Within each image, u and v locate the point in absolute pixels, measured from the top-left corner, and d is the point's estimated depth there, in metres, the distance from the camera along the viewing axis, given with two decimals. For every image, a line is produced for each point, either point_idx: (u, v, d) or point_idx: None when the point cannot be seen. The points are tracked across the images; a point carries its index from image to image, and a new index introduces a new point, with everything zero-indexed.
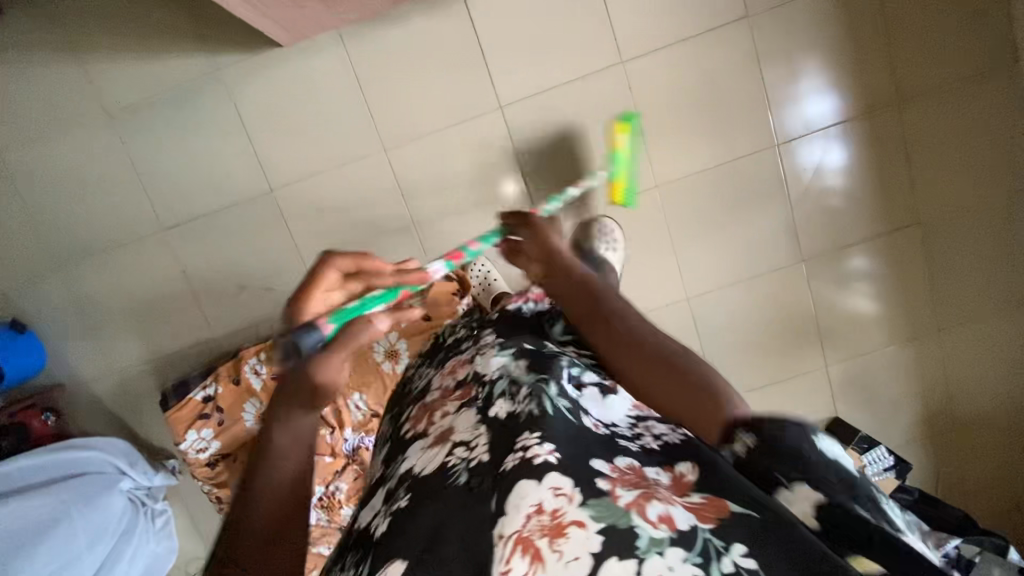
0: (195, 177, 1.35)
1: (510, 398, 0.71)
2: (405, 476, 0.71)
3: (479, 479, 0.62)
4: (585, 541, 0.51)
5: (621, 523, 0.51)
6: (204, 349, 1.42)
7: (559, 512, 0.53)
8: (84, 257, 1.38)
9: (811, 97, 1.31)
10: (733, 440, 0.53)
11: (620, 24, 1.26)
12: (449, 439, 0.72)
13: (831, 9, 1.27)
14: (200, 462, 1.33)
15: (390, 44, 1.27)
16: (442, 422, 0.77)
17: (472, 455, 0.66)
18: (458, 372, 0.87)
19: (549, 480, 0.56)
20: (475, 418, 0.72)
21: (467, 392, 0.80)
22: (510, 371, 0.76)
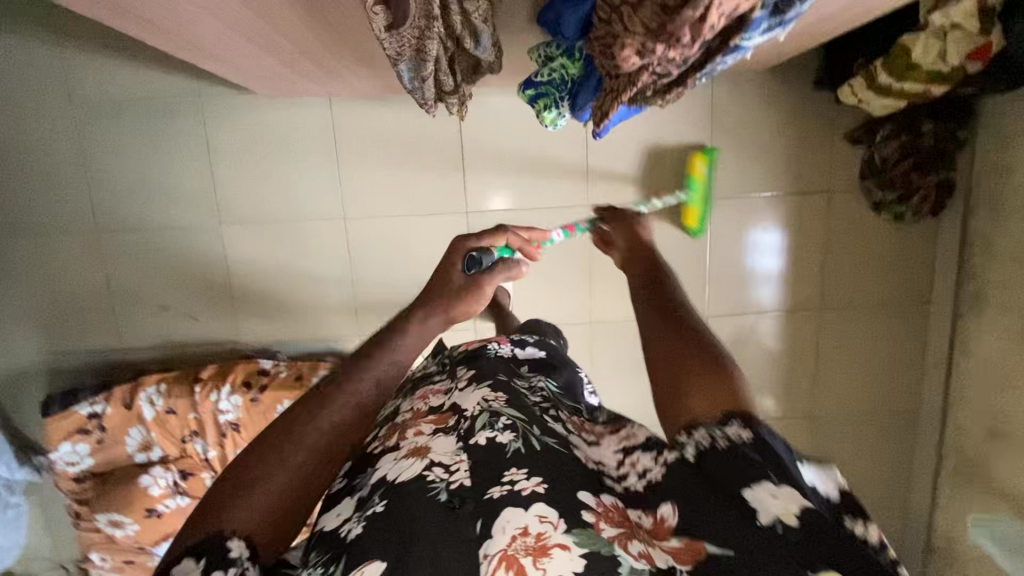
0: (145, 189, 1.31)
1: (491, 426, 0.65)
2: (377, 486, 0.61)
3: (461, 500, 0.58)
4: (569, 562, 0.50)
5: (602, 550, 0.51)
6: (108, 355, 1.38)
7: (543, 536, 0.52)
8: (6, 238, 1.33)
9: (751, 258, 1.37)
10: (723, 427, 0.57)
11: (595, 172, 1.32)
12: (425, 455, 0.64)
13: (791, 213, 1.35)
14: (67, 474, 1.29)
15: (377, 125, 1.28)
16: (414, 440, 0.68)
17: (453, 479, 0.60)
18: (431, 400, 0.79)
19: (536, 508, 0.54)
20: (456, 443, 0.65)
21: (443, 418, 0.72)
22: (490, 406, 0.70)
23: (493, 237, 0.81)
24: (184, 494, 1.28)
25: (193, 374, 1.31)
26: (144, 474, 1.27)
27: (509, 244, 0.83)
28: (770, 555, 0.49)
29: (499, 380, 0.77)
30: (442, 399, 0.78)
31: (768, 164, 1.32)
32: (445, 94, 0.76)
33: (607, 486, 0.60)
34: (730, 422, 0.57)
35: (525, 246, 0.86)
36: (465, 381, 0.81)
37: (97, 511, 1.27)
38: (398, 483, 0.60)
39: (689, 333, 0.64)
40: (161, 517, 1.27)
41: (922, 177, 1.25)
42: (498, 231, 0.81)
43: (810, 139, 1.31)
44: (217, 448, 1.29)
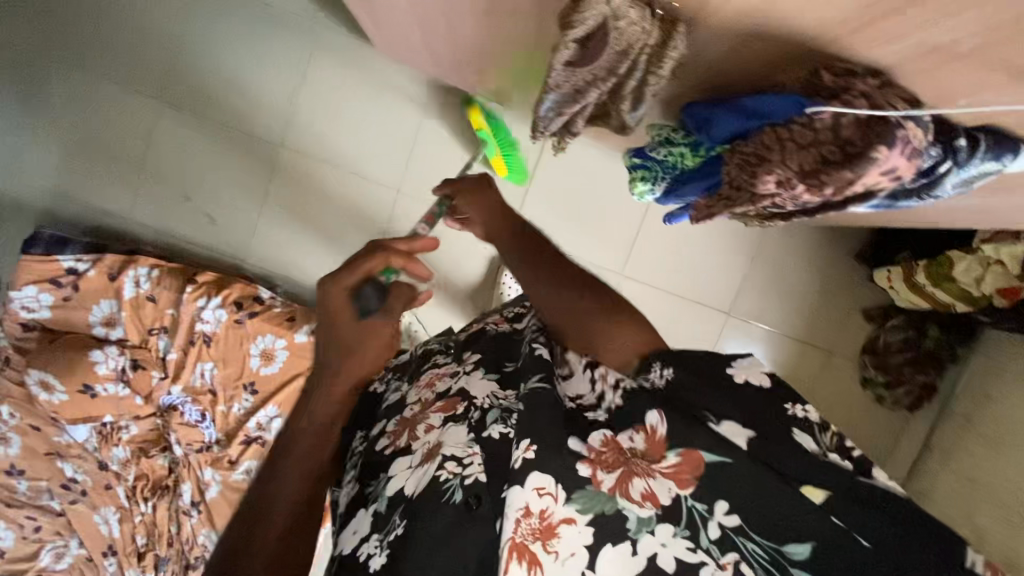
0: (224, 83, 1.30)
1: (503, 421, 0.66)
2: (396, 499, 0.64)
3: (477, 499, 0.60)
4: (580, 536, 0.56)
5: (607, 509, 0.57)
6: (110, 220, 1.34)
7: (547, 513, 0.56)
8: (67, 71, 1.30)
9: None
10: (650, 371, 0.67)
11: (640, 246, 1.35)
12: (437, 454, 0.65)
13: (790, 356, 1.42)
14: (15, 317, 1.22)
15: (465, 119, 1.31)
16: (427, 437, 0.69)
17: (466, 474, 0.62)
18: (437, 384, 0.78)
19: (532, 481, 0.57)
20: (468, 435, 0.66)
21: (450, 406, 0.71)
22: (500, 403, 0.70)
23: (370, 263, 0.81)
24: (126, 385, 1.24)
25: (189, 273, 1.26)
26: (96, 349, 1.21)
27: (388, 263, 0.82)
28: (766, 473, 0.57)
29: (511, 372, 0.75)
30: (449, 381, 0.77)
31: (788, 306, 1.40)
32: (571, 120, 0.78)
33: (596, 424, 0.65)
34: (652, 367, 0.67)
35: (409, 260, 0.83)
36: (471, 366, 0.79)
37: (31, 367, 1.20)
38: (414, 495, 0.63)
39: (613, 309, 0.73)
40: (94, 399, 1.22)
41: (914, 373, 1.34)
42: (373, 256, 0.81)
43: (833, 300, 1.40)
44: (179, 353, 1.26)
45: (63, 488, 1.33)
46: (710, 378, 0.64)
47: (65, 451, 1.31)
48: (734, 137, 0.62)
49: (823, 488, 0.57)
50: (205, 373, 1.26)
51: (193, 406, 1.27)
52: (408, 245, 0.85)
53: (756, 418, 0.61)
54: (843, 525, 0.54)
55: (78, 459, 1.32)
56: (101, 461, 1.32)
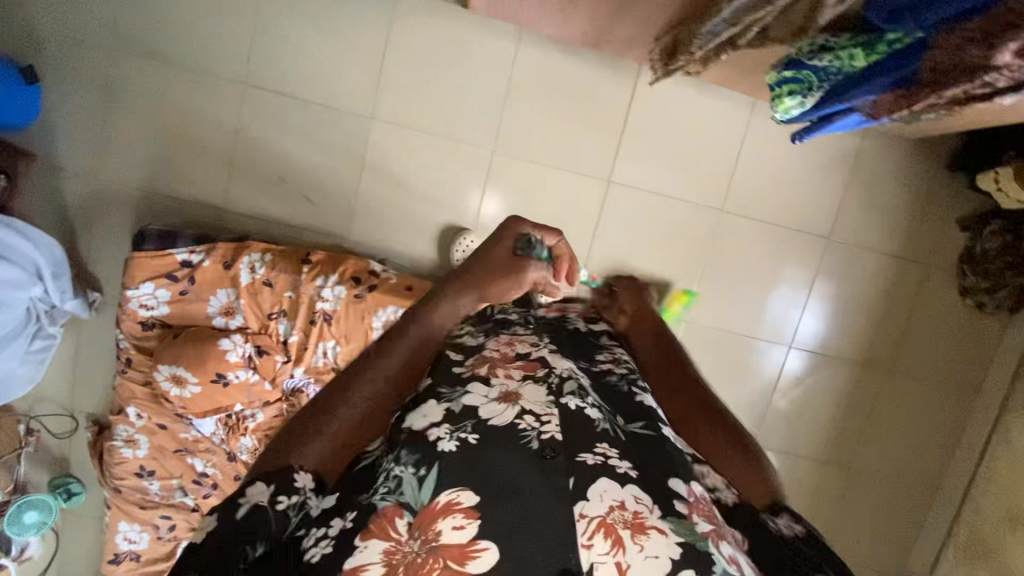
0: (309, 61, 1.28)
1: (580, 396, 0.65)
2: (468, 411, 0.60)
3: (552, 451, 0.58)
4: (664, 548, 0.51)
5: (698, 544, 0.52)
6: (208, 211, 1.32)
7: (641, 516, 0.53)
8: (147, 62, 1.27)
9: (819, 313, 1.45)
10: (777, 517, 0.60)
11: (737, 180, 1.37)
12: (517, 401, 0.62)
13: (889, 273, 1.44)
14: (135, 317, 1.21)
15: (556, 71, 1.30)
16: (504, 381, 0.65)
17: (545, 429, 0.59)
18: (517, 346, 0.74)
19: (631, 488, 0.55)
20: (547, 396, 0.63)
21: (531, 366, 0.69)
22: (577, 377, 0.70)
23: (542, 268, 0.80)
24: (254, 371, 1.23)
25: (301, 254, 1.26)
26: (223, 338, 1.20)
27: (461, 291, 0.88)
28: None
29: (595, 378, 0.74)
30: (529, 348, 0.74)
31: (884, 224, 1.41)
32: (736, 35, 0.79)
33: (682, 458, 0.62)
34: (780, 514, 0.60)
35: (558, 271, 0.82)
36: (551, 345, 0.77)
37: (160, 363, 1.19)
38: (490, 424, 0.59)
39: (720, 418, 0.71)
40: (227, 388, 1.21)
41: (1014, 277, 1.33)
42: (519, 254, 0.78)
43: (929, 213, 1.41)
44: (300, 335, 1.24)
45: (194, 484, 1.32)
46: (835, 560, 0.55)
47: (193, 446, 1.30)
48: (946, 20, 0.64)
49: None
50: (327, 352, 1.24)
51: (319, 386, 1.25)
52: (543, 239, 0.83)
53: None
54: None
55: (206, 453, 1.31)
56: (230, 453, 1.31)
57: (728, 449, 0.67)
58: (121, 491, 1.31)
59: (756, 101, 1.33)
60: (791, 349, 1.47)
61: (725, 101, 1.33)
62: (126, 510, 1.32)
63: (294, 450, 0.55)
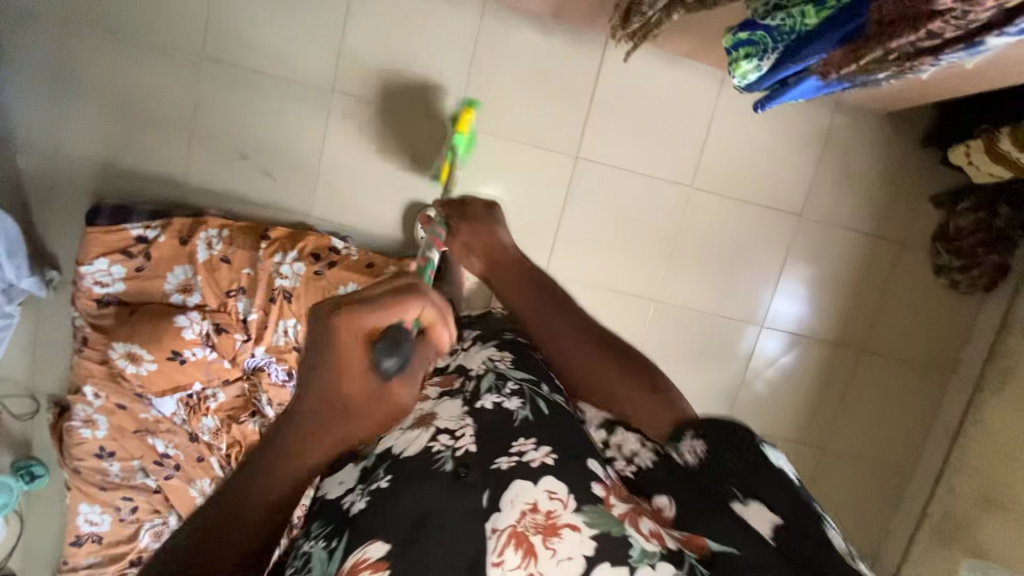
0: (268, 32, 1.25)
1: (496, 393, 0.73)
2: (384, 455, 0.69)
3: (466, 468, 0.63)
4: (579, 545, 0.54)
5: (613, 532, 0.55)
6: (167, 187, 1.29)
7: (553, 514, 0.56)
8: (100, 34, 1.24)
9: (791, 292, 1.44)
10: (682, 442, 0.61)
11: (707, 156, 1.35)
12: (431, 424, 0.71)
13: (862, 251, 1.42)
14: (90, 294, 1.19)
15: (520, 44, 1.28)
16: (422, 408, 0.78)
17: (457, 446, 0.66)
18: (439, 359, 0.90)
19: (545, 483, 0.58)
20: (461, 408, 0.73)
21: (449, 381, 0.83)
22: (495, 366, 0.80)
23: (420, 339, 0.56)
24: (212, 349, 1.21)
25: (260, 230, 1.24)
26: (180, 315, 1.18)
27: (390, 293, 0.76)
28: (763, 551, 0.51)
29: (519, 354, 0.83)
30: (448, 361, 0.89)
31: (857, 201, 1.39)
32: None
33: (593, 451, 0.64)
34: (682, 436, 0.62)
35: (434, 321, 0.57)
36: (472, 343, 0.90)
37: (115, 341, 1.17)
38: (403, 455, 0.67)
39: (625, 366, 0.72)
40: (184, 365, 1.19)
41: (987, 254, 1.33)
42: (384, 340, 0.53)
43: (902, 189, 1.39)
44: (260, 313, 1.22)
45: (156, 464, 1.31)
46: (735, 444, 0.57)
47: (153, 427, 1.29)
48: None
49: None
50: (288, 330, 1.23)
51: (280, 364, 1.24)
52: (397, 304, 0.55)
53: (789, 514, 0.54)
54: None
55: (167, 434, 1.29)
56: (192, 433, 1.30)
57: (634, 397, 0.69)
58: (81, 472, 1.29)
59: (725, 75, 1.31)
60: (764, 330, 1.46)
61: (693, 75, 1.31)
62: (87, 492, 1.30)
63: (223, 537, 0.57)
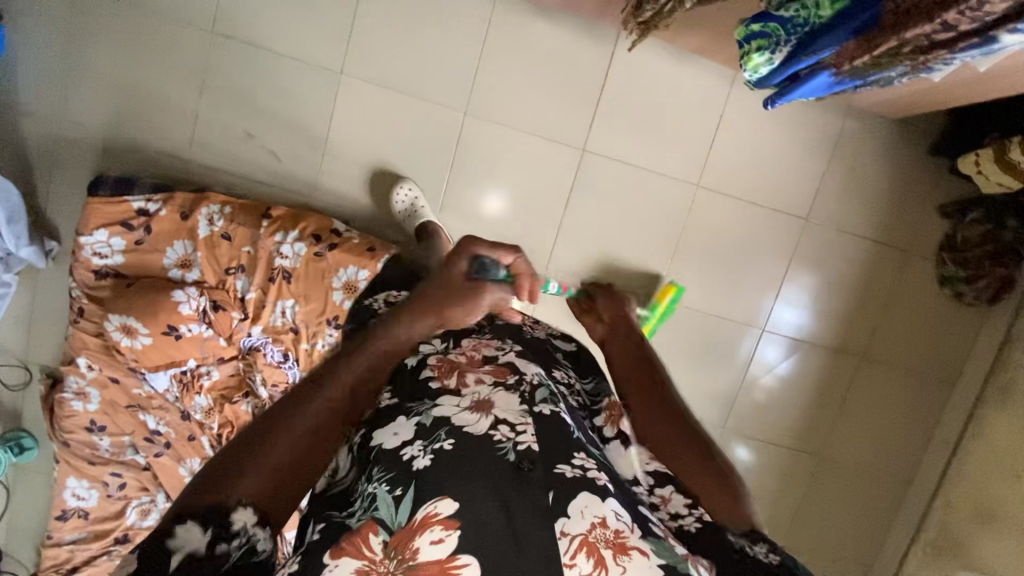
0: (280, 13, 1.25)
1: (554, 403, 0.70)
2: (441, 421, 0.65)
3: (530, 464, 0.62)
4: (645, 568, 0.55)
5: (679, 566, 0.56)
6: (172, 163, 1.29)
7: (621, 534, 0.57)
8: (111, 5, 1.24)
9: (794, 296, 1.42)
10: (755, 543, 0.58)
11: (716, 155, 1.34)
12: (489, 410, 0.67)
13: (867, 259, 1.41)
14: (88, 265, 1.18)
15: (532, 34, 1.27)
16: (475, 389, 0.71)
17: (521, 440, 0.64)
18: (483, 350, 0.81)
19: (611, 503, 0.59)
20: (520, 404, 0.68)
21: (499, 372, 0.74)
22: (548, 384, 0.74)
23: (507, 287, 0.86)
24: (208, 326, 1.20)
25: (262, 209, 1.23)
26: (177, 290, 1.16)
27: (511, 264, 0.86)
28: None
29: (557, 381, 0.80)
30: (497, 353, 0.80)
31: (864, 207, 1.38)
32: None
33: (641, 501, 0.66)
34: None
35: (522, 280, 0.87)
36: (518, 350, 0.83)
37: (111, 313, 1.16)
38: (464, 430, 0.64)
39: (697, 441, 0.68)
40: (179, 341, 1.18)
41: (993, 266, 1.31)
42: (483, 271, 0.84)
43: (910, 197, 1.38)
44: (257, 292, 1.22)
45: (147, 441, 1.30)
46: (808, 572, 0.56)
47: (145, 403, 1.28)
48: None
49: None
50: (286, 311, 1.22)
51: (276, 346, 1.23)
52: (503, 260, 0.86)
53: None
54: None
55: (159, 411, 1.29)
56: (184, 411, 1.29)
57: (695, 469, 0.66)
58: (70, 445, 1.28)
59: (735, 75, 1.31)
60: (765, 334, 1.44)
61: (704, 73, 1.30)
62: (75, 466, 1.29)
63: (227, 480, 0.50)
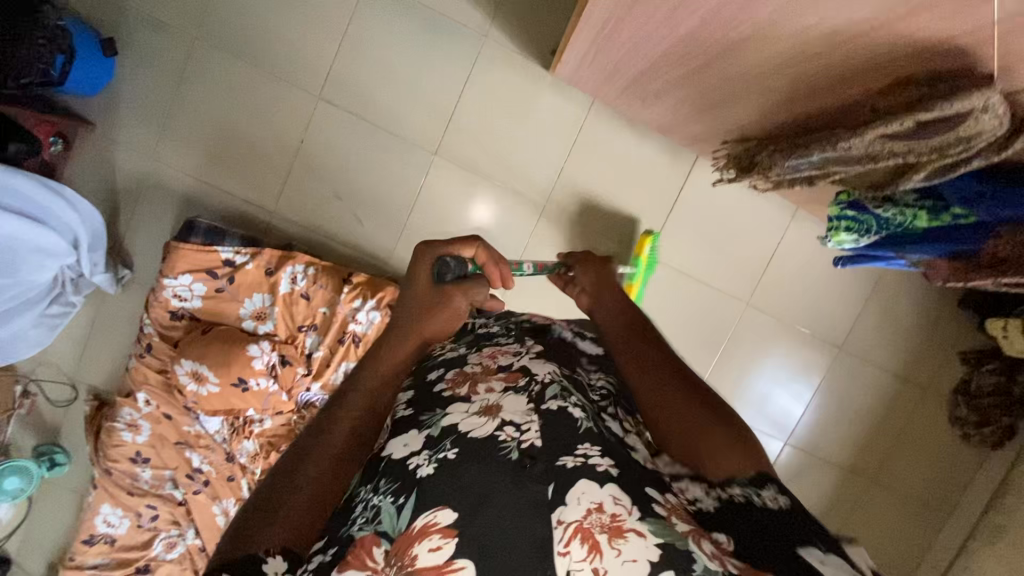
0: (383, 88, 1.31)
1: (565, 397, 0.63)
2: (447, 431, 0.60)
3: (531, 460, 0.57)
4: (643, 550, 0.49)
5: (678, 545, 0.50)
6: (255, 211, 1.32)
7: (619, 518, 0.51)
8: (224, 56, 1.27)
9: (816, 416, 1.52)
10: (763, 490, 0.57)
11: (767, 278, 1.44)
12: (497, 412, 0.61)
13: (887, 391, 1.52)
14: (166, 306, 1.21)
15: (619, 145, 1.35)
16: (485, 395, 0.65)
17: (524, 437, 0.58)
18: (499, 357, 0.74)
19: (610, 488, 0.53)
20: (529, 403, 0.62)
21: (513, 376, 0.68)
22: (562, 381, 0.67)
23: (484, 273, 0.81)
24: (274, 380, 1.22)
25: (343, 273, 1.26)
26: (252, 344, 1.20)
27: (473, 257, 0.82)
28: None
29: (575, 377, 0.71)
30: (512, 359, 0.73)
31: (892, 344, 1.49)
32: (815, 175, 0.84)
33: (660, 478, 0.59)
34: (765, 484, 0.58)
35: (500, 262, 0.83)
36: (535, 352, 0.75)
37: (183, 357, 1.19)
38: (469, 437, 0.59)
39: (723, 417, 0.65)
40: (244, 393, 1.21)
41: (1000, 416, 1.41)
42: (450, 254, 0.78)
43: (934, 341, 1.49)
44: (325, 351, 1.25)
45: (187, 478, 1.31)
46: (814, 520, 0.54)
47: (193, 441, 1.29)
48: (1003, 223, 0.75)
49: None
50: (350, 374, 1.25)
51: None
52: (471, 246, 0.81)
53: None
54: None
55: (204, 450, 1.30)
56: (229, 453, 1.31)
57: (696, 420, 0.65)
58: (111, 473, 1.29)
59: (797, 210, 1.40)
60: (786, 445, 1.53)
61: (769, 203, 1.40)
62: (112, 493, 1.30)
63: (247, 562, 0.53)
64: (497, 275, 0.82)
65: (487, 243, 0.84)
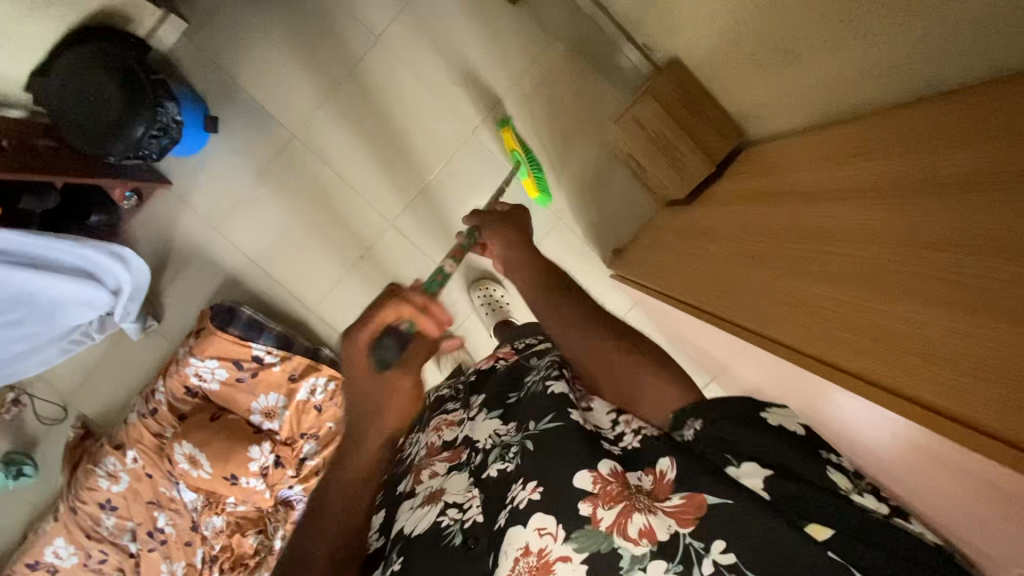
0: (452, 230, 1.34)
1: (501, 458, 0.69)
2: (400, 536, 0.68)
3: (475, 540, 0.64)
4: (571, 570, 0.57)
5: (603, 548, 0.56)
6: (297, 304, 1.36)
7: (546, 551, 0.58)
8: (313, 159, 1.31)
9: None
10: (685, 425, 0.65)
11: None
12: (439, 498, 0.70)
13: None
14: (184, 381, 1.25)
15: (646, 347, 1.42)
16: (430, 482, 0.74)
17: (466, 516, 0.66)
18: (445, 432, 0.84)
19: (534, 521, 0.59)
20: (469, 481, 0.71)
21: (456, 454, 0.77)
22: (500, 437, 0.73)
23: (421, 320, 0.77)
24: (263, 479, 1.26)
25: None
26: (255, 444, 1.24)
27: (400, 316, 0.78)
28: (753, 503, 0.54)
29: (511, 407, 0.78)
30: (456, 432, 0.82)
31: None
32: None
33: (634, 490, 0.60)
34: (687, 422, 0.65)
35: (427, 306, 0.78)
36: (483, 408, 0.82)
37: (185, 439, 1.23)
38: (414, 534, 0.66)
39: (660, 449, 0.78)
40: (232, 485, 1.24)
41: None
42: (356, 348, 0.78)
43: None
44: (318, 461, 1.29)
45: (146, 535, 1.32)
46: (734, 413, 0.63)
47: (164, 502, 1.31)
48: None
49: (828, 526, 0.53)
50: None
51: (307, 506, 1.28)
52: (412, 308, 0.77)
53: (794, 475, 0.57)
54: (841, 562, 0.50)
55: (173, 512, 1.31)
56: (195, 522, 1.31)
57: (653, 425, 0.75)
58: (77, 512, 1.31)
59: None
60: None
61: None
62: (71, 531, 1.31)
63: None
64: (436, 313, 0.78)
65: (412, 293, 0.78)
